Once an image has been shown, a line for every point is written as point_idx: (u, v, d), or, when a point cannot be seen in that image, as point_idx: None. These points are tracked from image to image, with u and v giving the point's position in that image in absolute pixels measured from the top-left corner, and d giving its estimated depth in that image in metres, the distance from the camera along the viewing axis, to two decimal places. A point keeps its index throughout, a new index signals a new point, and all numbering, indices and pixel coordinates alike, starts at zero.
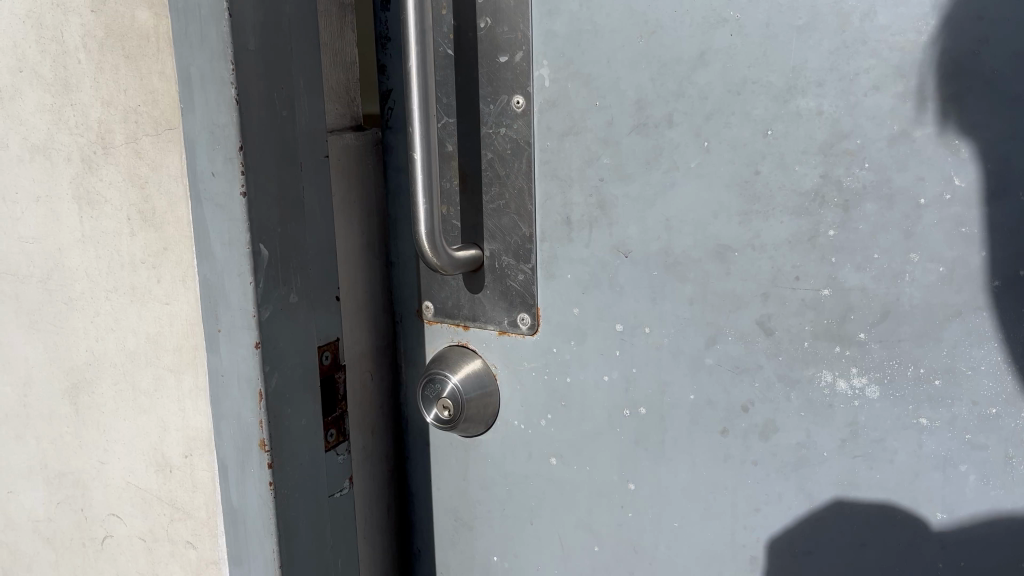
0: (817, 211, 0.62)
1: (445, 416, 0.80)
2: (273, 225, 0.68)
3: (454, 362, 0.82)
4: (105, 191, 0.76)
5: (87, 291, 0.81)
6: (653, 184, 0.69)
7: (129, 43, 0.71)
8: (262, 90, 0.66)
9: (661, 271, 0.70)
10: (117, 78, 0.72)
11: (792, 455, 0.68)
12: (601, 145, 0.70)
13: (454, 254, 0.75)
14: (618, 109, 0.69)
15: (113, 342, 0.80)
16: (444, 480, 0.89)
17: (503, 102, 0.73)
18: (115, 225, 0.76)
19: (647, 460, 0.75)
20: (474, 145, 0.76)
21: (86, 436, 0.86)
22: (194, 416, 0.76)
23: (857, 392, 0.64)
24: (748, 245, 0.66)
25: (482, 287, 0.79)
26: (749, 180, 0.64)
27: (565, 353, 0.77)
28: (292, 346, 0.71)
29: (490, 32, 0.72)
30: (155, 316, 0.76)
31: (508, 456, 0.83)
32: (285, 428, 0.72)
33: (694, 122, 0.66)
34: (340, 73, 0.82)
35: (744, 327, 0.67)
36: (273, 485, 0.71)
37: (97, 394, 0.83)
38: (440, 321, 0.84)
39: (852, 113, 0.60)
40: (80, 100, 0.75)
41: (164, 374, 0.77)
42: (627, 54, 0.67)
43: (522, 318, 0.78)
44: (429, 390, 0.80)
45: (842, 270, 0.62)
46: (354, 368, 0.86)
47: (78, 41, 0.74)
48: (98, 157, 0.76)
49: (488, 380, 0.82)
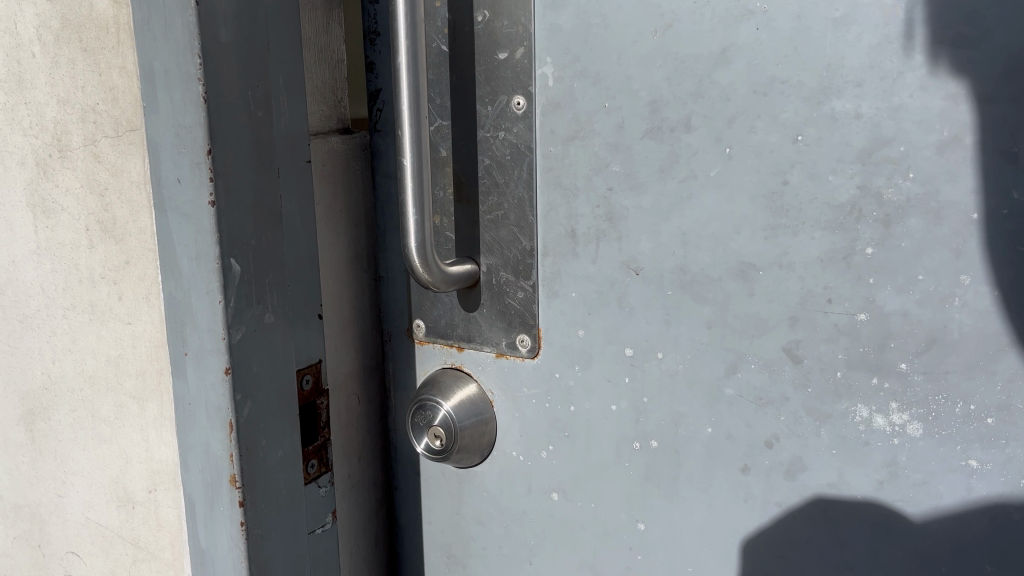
0: (853, 226, 0.56)
1: (437, 446, 0.73)
2: (246, 238, 0.61)
3: (447, 387, 0.75)
4: (61, 199, 0.69)
5: (42, 309, 0.74)
6: (669, 195, 0.62)
7: (86, 35, 0.64)
8: (235, 88, 0.59)
9: (676, 289, 0.63)
10: (74, 74, 0.65)
11: (822, 496, 0.61)
12: (611, 151, 0.64)
13: (447, 269, 0.69)
14: (630, 111, 0.62)
15: (70, 366, 0.73)
16: (436, 512, 0.82)
17: (503, 103, 0.67)
18: (73, 236, 0.70)
19: (659, 498, 0.68)
20: (471, 151, 0.69)
21: (43, 466, 0.79)
22: (158, 448, 0.69)
23: (897, 430, 0.57)
24: (774, 263, 0.59)
25: (478, 305, 0.73)
26: (777, 192, 0.58)
27: (569, 379, 0.70)
28: (266, 370, 0.64)
29: (489, 25, 0.66)
30: (116, 337, 0.69)
31: (506, 489, 0.76)
32: (260, 462, 0.65)
33: (714, 126, 0.59)
34: (325, 71, 0.76)
35: (769, 354, 0.60)
36: (244, 525, 0.64)
37: (54, 421, 0.76)
38: (433, 342, 0.78)
39: (895, 116, 0.53)
40: (35, 98, 0.69)
41: (126, 402, 0.70)
42: (640, 50, 0.61)
43: (522, 339, 0.72)
44: (419, 417, 0.74)
45: (881, 292, 0.56)
46: (338, 391, 0.79)
47: (32, 33, 0.67)
48: (54, 161, 0.69)
49: (484, 407, 0.75)
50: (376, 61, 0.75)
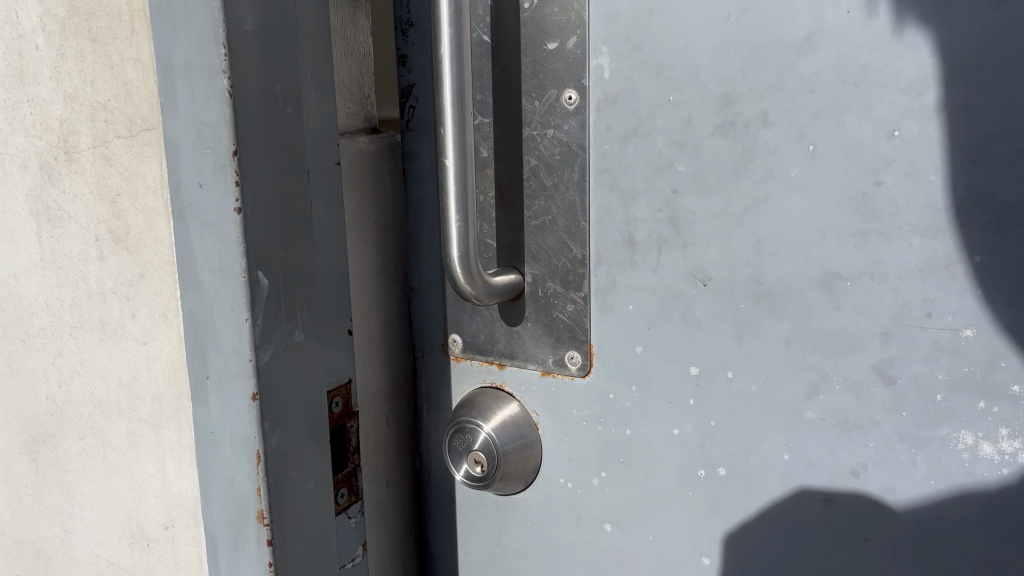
0: (958, 232, 0.50)
1: (478, 473, 0.67)
2: (274, 248, 0.55)
3: (486, 408, 0.69)
4: (68, 207, 0.63)
5: (47, 327, 0.68)
6: (742, 197, 0.56)
7: (96, 24, 0.58)
8: (261, 82, 0.53)
9: (750, 302, 0.57)
10: (82, 67, 0.59)
11: (916, 532, 0.55)
12: (676, 150, 0.58)
13: (491, 280, 0.63)
14: (699, 105, 0.56)
15: (78, 390, 0.67)
16: (473, 543, 0.76)
17: (552, 97, 0.61)
18: (81, 248, 0.63)
19: (726, 531, 0.62)
20: (517, 151, 0.64)
21: (48, 498, 0.72)
22: (176, 480, 0.63)
23: (1007, 459, 0.51)
24: (865, 274, 0.53)
25: (522, 319, 0.67)
26: (869, 194, 0.52)
27: (624, 401, 0.64)
28: (294, 394, 0.58)
29: (537, 13, 0.60)
30: (130, 358, 0.63)
31: (553, 519, 0.70)
32: (290, 496, 0.58)
33: (796, 121, 0.53)
34: (352, 66, 0.70)
35: (857, 374, 0.55)
36: (273, 566, 0.58)
37: (60, 450, 0.70)
38: (471, 358, 0.72)
39: (1010, 108, 0.47)
40: (39, 95, 0.62)
41: (140, 430, 0.64)
42: (710, 38, 0.55)
43: (572, 356, 0.66)
44: (457, 441, 0.68)
45: (991, 305, 0.50)
46: (367, 412, 0.73)
47: (36, 23, 0.61)
48: (60, 165, 0.63)
49: (529, 430, 0.69)
50: (409, 54, 0.68)
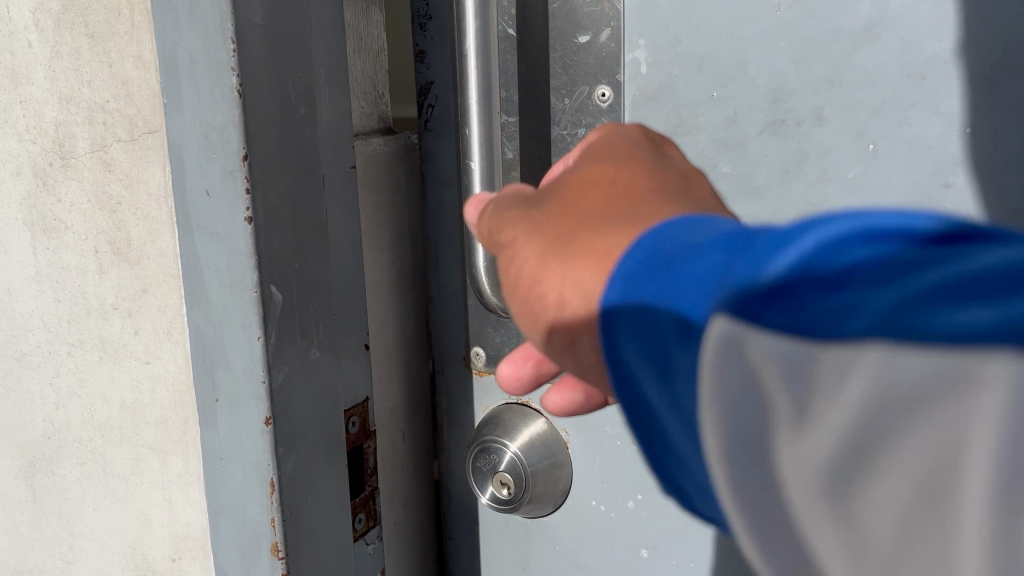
0: None
1: (506, 496, 0.63)
2: (287, 259, 0.51)
3: (512, 426, 0.64)
4: (65, 216, 0.59)
5: (44, 345, 0.63)
6: (794, 202, 0.52)
7: (94, 18, 0.53)
8: (273, 80, 0.49)
9: None
10: (78, 65, 0.55)
11: None
12: (720, 150, 0.53)
13: None
14: (745, 102, 0.52)
15: (78, 412, 0.63)
16: (497, 567, 0.72)
17: (584, 94, 0.57)
18: (80, 260, 0.59)
19: None
20: (545, 152, 0.59)
21: (46, 527, 0.68)
22: (183, 509, 0.58)
23: None
24: None
25: None
26: (937, 195, 0.49)
27: None
28: (309, 416, 0.54)
29: (567, 3, 0.56)
30: (133, 378, 0.58)
31: (584, 542, 0.67)
32: (306, 528, 0.54)
33: (854, 119, 0.49)
34: (366, 63, 0.66)
35: None
36: None
37: (59, 476, 0.66)
38: (495, 373, 0.68)
39: None
40: (32, 96, 0.58)
41: (144, 455, 0.60)
42: (758, 28, 0.51)
43: None
44: (482, 462, 0.64)
45: None
46: (385, 429, 0.69)
47: (30, 19, 0.57)
48: (55, 171, 0.59)
49: (559, 449, 0.65)
50: (427, 49, 0.64)
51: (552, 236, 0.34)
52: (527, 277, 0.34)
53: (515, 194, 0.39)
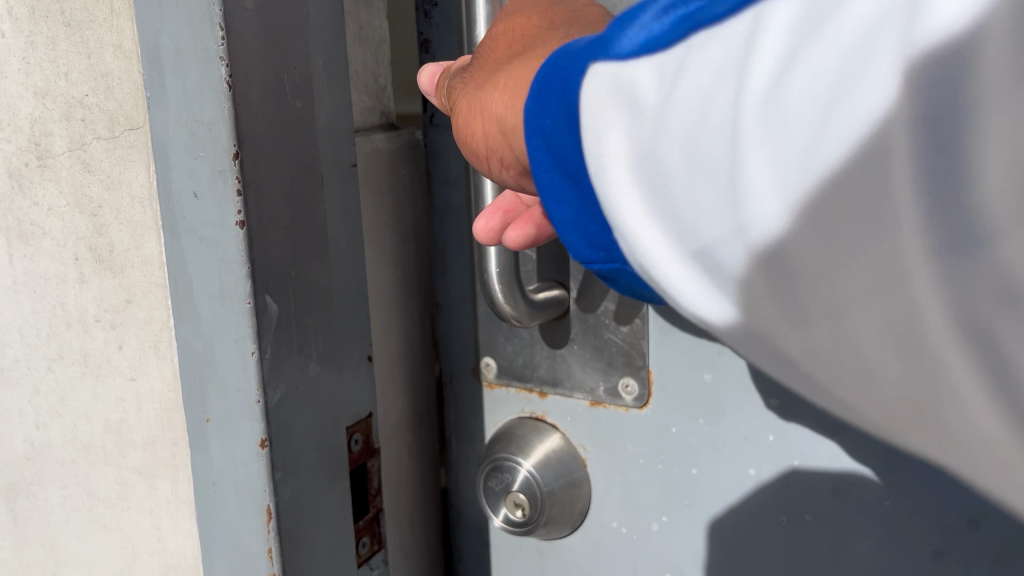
0: None
1: (519, 518, 0.60)
2: (284, 267, 0.47)
3: (525, 443, 0.62)
4: (43, 221, 0.55)
5: (23, 359, 0.59)
6: None
7: (72, 5, 0.49)
8: (266, 71, 0.45)
9: None
10: (54, 56, 0.50)
11: None
12: None
13: (534, 298, 0.57)
14: None
15: (60, 432, 0.58)
16: None
17: None
18: (59, 269, 0.55)
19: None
20: None
21: (28, 553, 0.64)
22: (174, 536, 0.54)
23: None
24: None
25: (567, 341, 0.61)
26: None
27: (690, 436, 0.57)
28: (308, 437, 0.50)
29: None
30: (117, 396, 0.54)
31: (603, 565, 0.63)
32: (306, 559, 0.50)
33: None
34: (366, 54, 0.61)
35: None
36: None
37: (40, 500, 0.61)
38: (507, 385, 0.65)
39: None
40: (5, 90, 0.54)
41: (130, 479, 0.55)
42: None
43: (626, 386, 0.59)
44: (494, 481, 0.61)
45: None
46: (389, 445, 0.65)
47: (3, 7, 0.53)
48: (32, 172, 0.54)
49: (576, 466, 0.62)
50: (432, 39, 0.60)
51: (483, 79, 0.45)
52: (467, 109, 0.44)
53: (468, 61, 0.47)
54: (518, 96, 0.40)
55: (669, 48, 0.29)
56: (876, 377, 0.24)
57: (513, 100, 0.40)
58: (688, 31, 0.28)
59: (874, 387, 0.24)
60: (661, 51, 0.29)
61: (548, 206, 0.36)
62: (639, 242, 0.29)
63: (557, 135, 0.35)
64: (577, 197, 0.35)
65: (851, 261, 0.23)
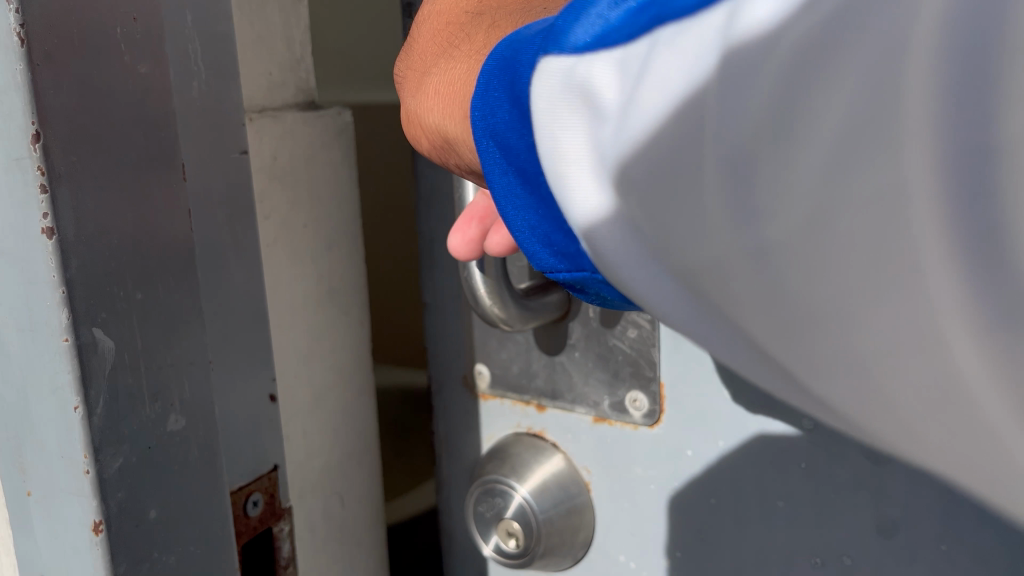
0: None
1: (514, 547, 0.57)
2: (137, 288, 0.36)
3: (522, 464, 0.57)
4: None
5: None
6: None
7: None
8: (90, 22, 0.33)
9: None
10: None
11: None
12: None
13: (527, 300, 0.51)
14: None
15: None
16: None
17: None
18: None
19: None
20: None
21: None
22: None
23: None
24: None
25: (567, 348, 0.56)
26: None
27: (706, 461, 0.52)
28: (182, 512, 0.38)
29: None
30: None
31: None
32: None
33: None
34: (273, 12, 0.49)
35: None
36: None
37: None
38: (503, 397, 0.60)
39: None
40: None
41: None
42: None
43: (634, 399, 0.54)
44: (486, 506, 0.58)
45: None
46: (303, 504, 0.52)
47: None
48: None
49: (577, 490, 0.57)
50: None
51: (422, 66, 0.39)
52: (405, 117, 0.40)
53: (399, 59, 0.42)
54: (457, 106, 0.35)
55: (633, 33, 0.23)
56: (879, 350, 0.19)
57: (450, 106, 0.35)
58: (654, 17, 0.22)
59: (887, 377, 0.20)
60: (621, 43, 0.23)
61: (507, 221, 0.29)
62: (615, 262, 0.25)
63: (509, 136, 0.28)
64: (538, 205, 0.28)
65: (854, 200, 0.19)
